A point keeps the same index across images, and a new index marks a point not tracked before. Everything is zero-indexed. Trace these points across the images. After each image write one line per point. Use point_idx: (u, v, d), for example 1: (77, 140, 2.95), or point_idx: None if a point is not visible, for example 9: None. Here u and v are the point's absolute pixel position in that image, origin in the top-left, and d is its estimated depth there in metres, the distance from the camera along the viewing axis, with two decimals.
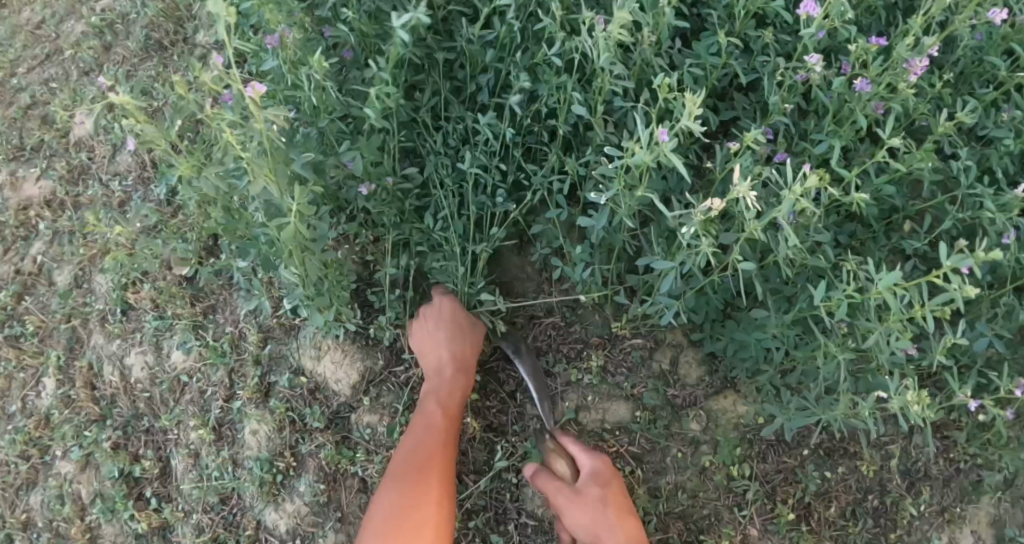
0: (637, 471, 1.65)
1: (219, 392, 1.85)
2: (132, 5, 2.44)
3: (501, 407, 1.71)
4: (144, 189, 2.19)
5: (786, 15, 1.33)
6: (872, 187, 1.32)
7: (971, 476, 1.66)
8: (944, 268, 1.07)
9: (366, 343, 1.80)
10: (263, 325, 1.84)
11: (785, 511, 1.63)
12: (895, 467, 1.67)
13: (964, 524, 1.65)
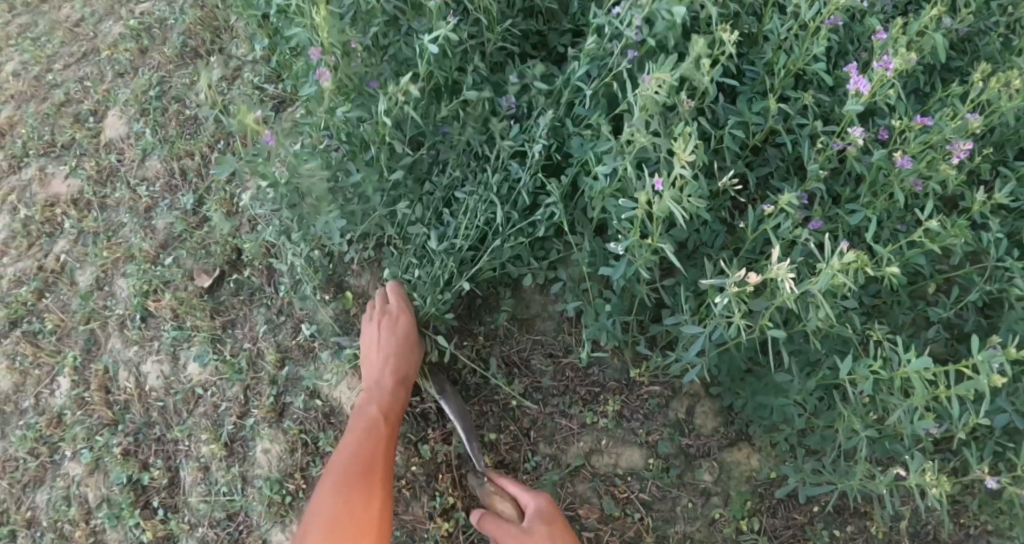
0: (646, 519, 1.64)
1: (232, 408, 1.88)
2: (170, 11, 2.46)
3: (514, 444, 1.71)
4: (171, 196, 2.19)
5: (828, 80, 1.33)
6: (903, 257, 1.32)
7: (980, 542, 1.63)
8: (975, 360, 1.13)
9: None
10: (281, 345, 1.90)
11: None
12: (904, 529, 1.63)
13: None
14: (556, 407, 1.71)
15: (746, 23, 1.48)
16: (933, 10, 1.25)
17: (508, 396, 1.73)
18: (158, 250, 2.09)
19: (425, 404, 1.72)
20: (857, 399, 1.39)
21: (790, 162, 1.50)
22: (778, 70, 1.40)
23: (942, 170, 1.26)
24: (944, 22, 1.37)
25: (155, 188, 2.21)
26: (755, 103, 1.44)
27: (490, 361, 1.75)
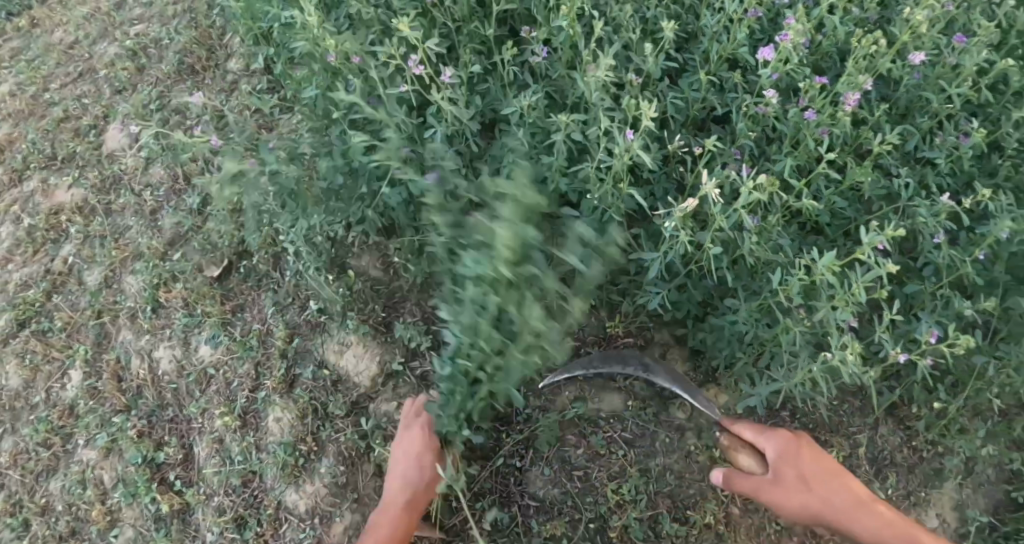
0: (628, 453, 1.82)
1: (245, 383, 2.05)
2: (165, 31, 2.63)
3: (506, 399, 1.91)
4: (177, 199, 2.34)
5: (750, 58, 1.58)
6: (825, 198, 1.61)
7: (933, 464, 1.91)
8: (867, 245, 1.38)
9: (384, 339, 2.02)
10: (291, 322, 2.07)
11: None
12: (863, 454, 1.90)
13: (929, 506, 1.91)
14: (542, 363, 1.92)
15: (686, 20, 1.76)
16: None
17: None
18: (168, 247, 2.26)
19: (425, 364, 1.97)
20: (796, 313, 1.64)
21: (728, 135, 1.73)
22: (708, 53, 1.66)
23: (842, 125, 1.52)
24: (851, 12, 1.66)
25: (160, 193, 2.37)
26: (694, 83, 1.69)
27: None
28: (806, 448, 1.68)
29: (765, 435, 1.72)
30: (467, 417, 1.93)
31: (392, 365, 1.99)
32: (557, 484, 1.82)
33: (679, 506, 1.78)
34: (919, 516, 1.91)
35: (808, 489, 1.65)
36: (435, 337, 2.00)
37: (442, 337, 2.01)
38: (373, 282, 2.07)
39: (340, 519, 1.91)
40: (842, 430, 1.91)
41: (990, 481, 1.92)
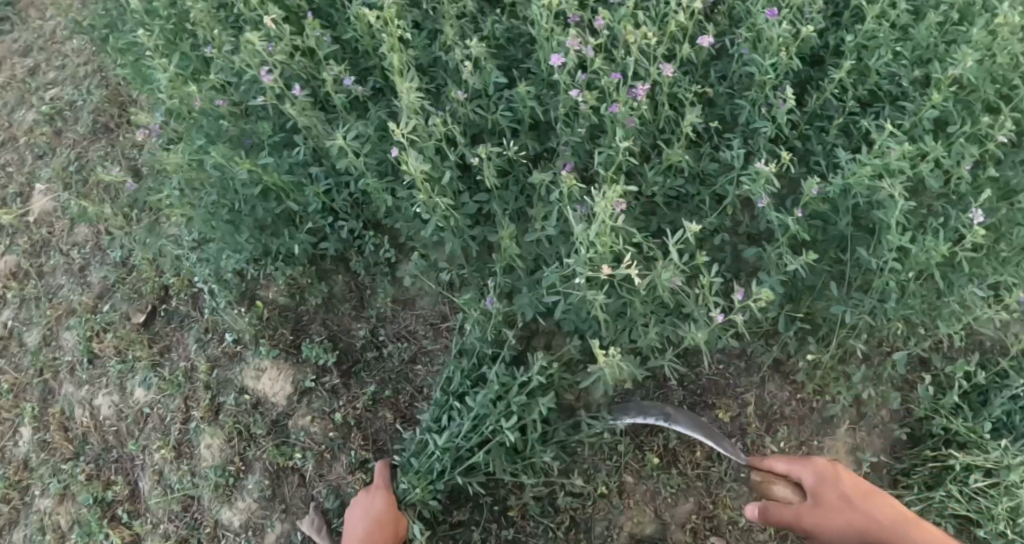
0: None
1: (177, 416, 2.21)
2: (77, 93, 2.74)
3: (411, 400, 2.12)
4: (101, 254, 2.47)
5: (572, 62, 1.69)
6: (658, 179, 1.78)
7: (822, 413, 2.03)
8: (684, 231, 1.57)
9: (296, 360, 2.17)
10: (211, 356, 2.22)
11: (651, 457, 1.93)
12: (752, 412, 2.02)
13: (823, 454, 2.03)
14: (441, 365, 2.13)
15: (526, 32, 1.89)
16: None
17: (397, 363, 2.15)
18: (96, 300, 2.39)
19: (333, 378, 2.13)
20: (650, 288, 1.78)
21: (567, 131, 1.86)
22: (537, 63, 1.82)
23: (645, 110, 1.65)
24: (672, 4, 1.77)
25: (86, 250, 2.50)
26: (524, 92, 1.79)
27: (384, 338, 2.17)
28: (838, 472, 1.73)
29: (798, 464, 1.78)
30: (376, 423, 2.11)
31: (305, 383, 2.13)
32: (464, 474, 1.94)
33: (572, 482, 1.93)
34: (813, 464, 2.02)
35: (847, 508, 1.69)
36: (343, 353, 2.17)
37: (349, 352, 2.18)
38: (284, 310, 2.21)
39: (271, 530, 2.09)
40: (729, 392, 2.04)
41: (880, 422, 2.07)
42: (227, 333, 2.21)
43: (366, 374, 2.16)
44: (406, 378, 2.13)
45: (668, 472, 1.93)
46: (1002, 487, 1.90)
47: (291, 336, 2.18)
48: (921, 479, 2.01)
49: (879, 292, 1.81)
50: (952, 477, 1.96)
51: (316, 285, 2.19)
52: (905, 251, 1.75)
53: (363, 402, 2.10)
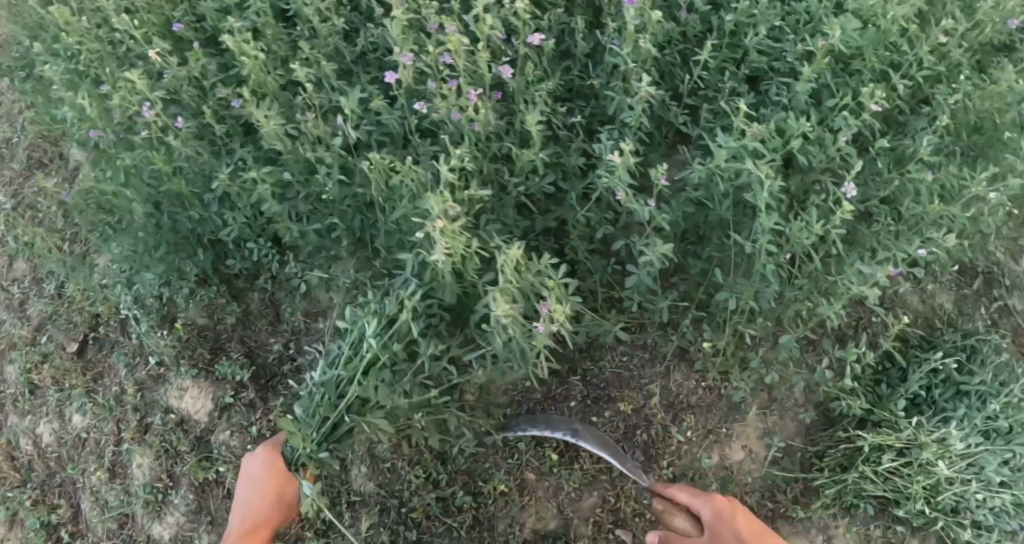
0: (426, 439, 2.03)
1: (110, 439, 2.29)
2: (11, 129, 2.82)
3: None
4: (38, 286, 2.56)
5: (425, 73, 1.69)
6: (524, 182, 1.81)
7: (728, 400, 2.02)
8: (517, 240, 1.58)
9: (215, 379, 2.25)
10: (137, 379, 2.30)
11: (549, 453, 1.97)
12: (656, 403, 2.01)
13: (732, 441, 2.01)
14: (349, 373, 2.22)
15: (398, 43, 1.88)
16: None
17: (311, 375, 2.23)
18: (35, 332, 2.45)
19: (250, 394, 2.23)
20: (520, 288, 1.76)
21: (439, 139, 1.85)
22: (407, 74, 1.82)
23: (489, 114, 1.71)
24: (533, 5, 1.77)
25: (24, 283, 2.58)
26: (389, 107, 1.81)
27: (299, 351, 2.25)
28: (734, 510, 1.75)
29: (698, 498, 1.80)
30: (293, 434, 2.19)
31: (225, 399, 2.23)
32: (373, 478, 2.04)
33: (475, 481, 1.99)
34: (722, 452, 2.00)
35: None
36: (259, 368, 2.25)
37: (266, 367, 2.26)
38: (204, 330, 2.28)
39: (200, 541, 2.19)
40: (633, 384, 2.03)
41: (791, 405, 2.06)
42: (150, 356, 2.29)
43: (284, 387, 2.25)
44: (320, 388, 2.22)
45: (568, 468, 1.96)
46: (912, 464, 1.90)
47: (209, 355, 2.26)
48: (832, 462, 1.98)
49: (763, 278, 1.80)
50: (864, 459, 1.93)
51: (230, 305, 2.25)
52: (780, 234, 1.74)
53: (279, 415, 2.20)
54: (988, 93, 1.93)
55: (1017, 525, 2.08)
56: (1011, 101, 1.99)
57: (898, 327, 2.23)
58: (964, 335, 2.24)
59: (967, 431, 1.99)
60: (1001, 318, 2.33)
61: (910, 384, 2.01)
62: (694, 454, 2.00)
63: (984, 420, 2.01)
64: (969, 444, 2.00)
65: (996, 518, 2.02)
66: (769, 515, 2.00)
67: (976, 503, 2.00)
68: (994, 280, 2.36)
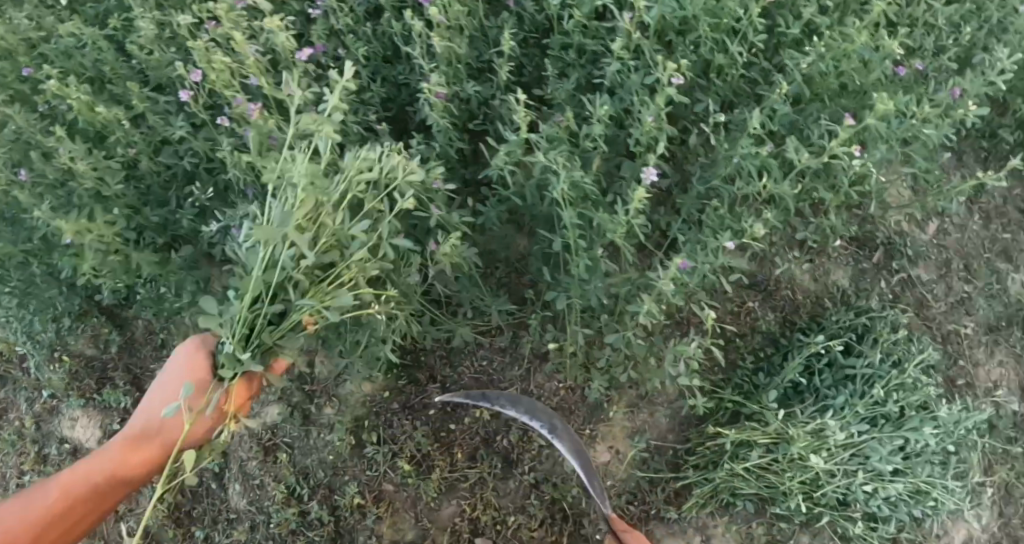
0: (290, 454, 2.03)
1: (13, 472, 2.36)
2: None
3: None
4: None
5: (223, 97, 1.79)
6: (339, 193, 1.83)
7: (591, 400, 1.95)
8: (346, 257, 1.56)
9: (102, 407, 2.30)
10: (32, 411, 2.35)
11: (403, 462, 1.94)
12: (516, 407, 1.95)
13: (597, 442, 1.93)
14: None
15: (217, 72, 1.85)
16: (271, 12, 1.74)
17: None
18: None
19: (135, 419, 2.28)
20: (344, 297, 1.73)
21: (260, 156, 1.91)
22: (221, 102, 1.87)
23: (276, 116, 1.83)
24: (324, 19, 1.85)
25: None
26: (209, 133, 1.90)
27: None
28: None
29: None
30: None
31: (112, 425, 2.28)
32: (246, 496, 2.08)
33: (336, 495, 1.98)
34: (587, 454, 1.93)
35: None
36: (142, 394, 2.29)
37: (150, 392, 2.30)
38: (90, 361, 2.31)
39: None
40: (492, 388, 1.98)
41: (665, 401, 1.95)
42: (42, 389, 2.33)
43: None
44: None
45: (425, 478, 1.93)
46: (784, 460, 1.78)
47: (95, 384, 2.30)
48: (702, 460, 1.87)
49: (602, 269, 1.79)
50: (733, 457, 1.81)
51: (109, 334, 2.28)
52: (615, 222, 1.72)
53: None
54: (839, 56, 1.81)
55: (916, 513, 1.96)
56: (869, 62, 1.87)
57: (784, 309, 2.12)
58: (857, 312, 2.12)
59: (848, 419, 1.85)
60: (902, 291, 2.21)
61: (783, 372, 1.90)
62: (557, 459, 1.91)
63: (868, 405, 1.88)
64: (851, 434, 1.86)
65: (888, 508, 1.89)
66: (640, 520, 1.91)
67: (864, 495, 1.87)
68: (894, 251, 2.23)
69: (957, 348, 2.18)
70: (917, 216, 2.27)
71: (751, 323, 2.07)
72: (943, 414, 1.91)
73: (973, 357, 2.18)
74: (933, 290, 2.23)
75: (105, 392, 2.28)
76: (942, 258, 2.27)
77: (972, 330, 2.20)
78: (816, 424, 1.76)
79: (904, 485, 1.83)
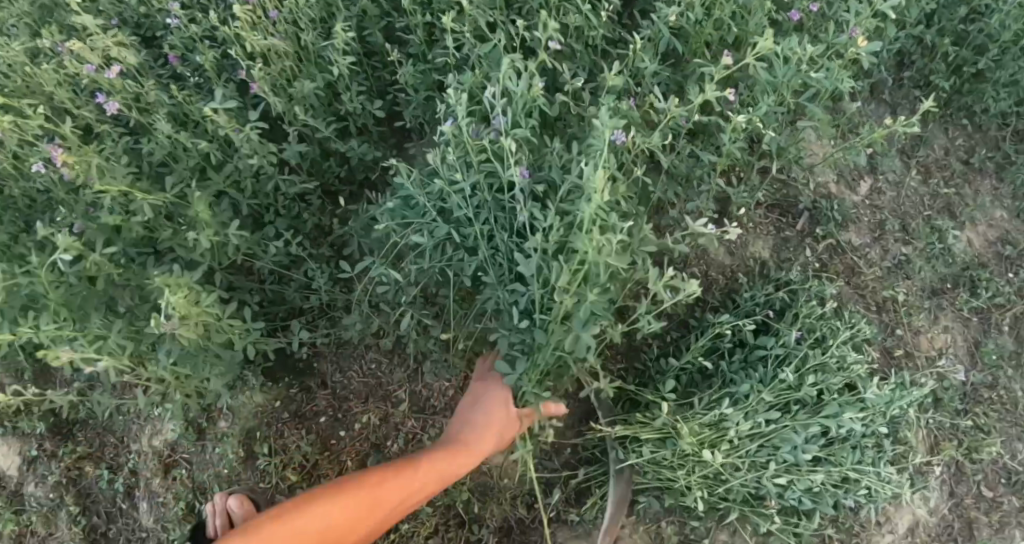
0: (186, 471, 1.96)
1: None
2: None
3: (116, 450, 2.04)
4: None
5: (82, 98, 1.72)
6: (216, 193, 1.85)
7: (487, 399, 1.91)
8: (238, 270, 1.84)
9: (19, 432, 2.07)
10: None
11: (290, 475, 1.91)
12: (403, 411, 1.97)
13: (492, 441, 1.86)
14: (138, 408, 1.99)
15: (79, 85, 1.77)
16: (90, 21, 1.67)
17: (105, 417, 2.05)
18: None
19: (47, 443, 2.05)
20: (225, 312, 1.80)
21: (135, 162, 1.81)
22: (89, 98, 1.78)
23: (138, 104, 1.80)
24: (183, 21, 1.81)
25: None
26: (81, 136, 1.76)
27: (94, 388, 2.05)
28: None
29: None
30: (88, 479, 2.05)
31: (30, 451, 2.06)
32: (153, 514, 1.99)
33: None
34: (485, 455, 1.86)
35: None
36: (58, 417, 2.07)
37: (64, 415, 2.08)
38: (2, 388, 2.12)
39: None
40: (383, 392, 1.98)
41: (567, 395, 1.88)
42: None
43: (86, 431, 2.08)
44: (122, 427, 2.03)
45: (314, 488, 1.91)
46: (674, 456, 1.65)
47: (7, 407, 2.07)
48: (594, 456, 1.82)
49: (506, 245, 1.83)
50: (623, 454, 1.72)
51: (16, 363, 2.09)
52: (500, 201, 1.78)
53: (74, 460, 2.04)
54: (712, 4, 1.69)
55: (848, 502, 1.79)
56: (751, 9, 1.74)
57: (696, 288, 1.99)
58: (777, 285, 1.94)
59: (753, 408, 1.67)
60: (832, 259, 2.04)
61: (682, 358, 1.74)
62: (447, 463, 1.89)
63: (777, 391, 1.69)
64: (759, 423, 1.68)
65: (809, 501, 1.73)
66: (541, 524, 1.85)
67: (778, 488, 1.72)
68: (821, 216, 2.05)
69: (896, 317, 1.99)
70: (845, 176, 2.11)
71: (657, 305, 1.94)
72: (869, 396, 1.72)
73: (914, 324, 2.00)
74: (867, 254, 2.05)
75: (18, 416, 2.05)
76: (877, 219, 2.10)
77: (911, 295, 2.02)
78: (709, 416, 1.62)
79: (821, 475, 1.68)
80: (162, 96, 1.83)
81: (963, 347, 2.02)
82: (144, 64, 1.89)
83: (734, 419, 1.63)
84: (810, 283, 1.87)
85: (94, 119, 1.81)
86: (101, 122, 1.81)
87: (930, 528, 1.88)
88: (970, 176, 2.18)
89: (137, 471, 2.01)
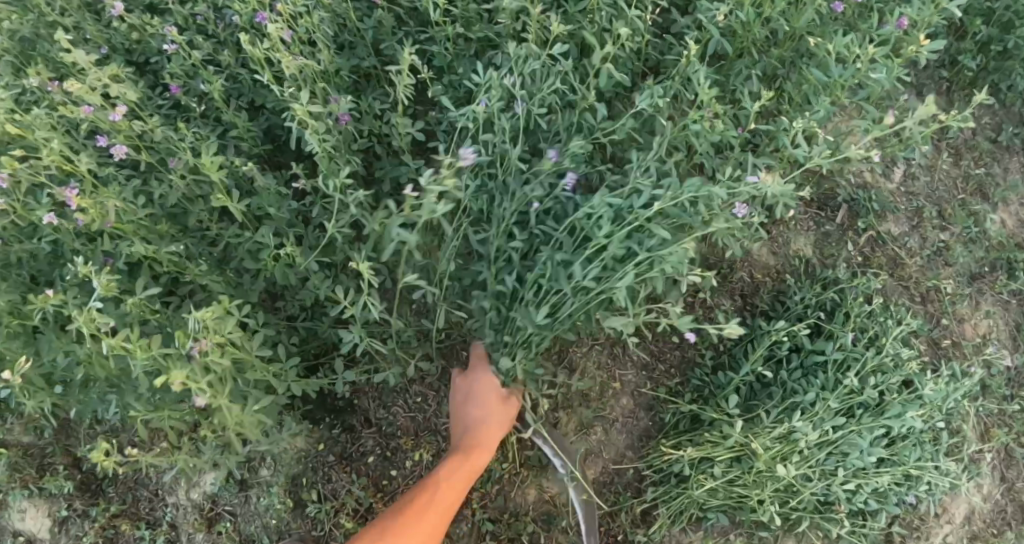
0: (232, 524, 1.91)
1: None
2: None
3: (151, 504, 1.99)
4: None
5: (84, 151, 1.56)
6: (241, 232, 1.76)
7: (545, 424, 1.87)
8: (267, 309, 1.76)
9: (46, 493, 1.99)
10: None
11: (343, 522, 1.87)
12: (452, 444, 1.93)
13: (550, 471, 1.85)
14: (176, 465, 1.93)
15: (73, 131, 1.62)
16: (88, 59, 1.53)
17: (134, 472, 1.99)
18: None
19: (77, 503, 1.99)
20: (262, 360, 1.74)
21: (148, 208, 1.70)
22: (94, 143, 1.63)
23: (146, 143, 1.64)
24: (185, 49, 1.70)
25: None
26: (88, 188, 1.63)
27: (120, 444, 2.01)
28: None
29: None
30: (124, 538, 1.98)
31: (61, 513, 1.99)
32: None
33: None
34: (545, 484, 1.84)
35: None
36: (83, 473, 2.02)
37: (92, 473, 2.03)
38: (23, 449, 1.99)
39: None
40: (430, 427, 1.94)
41: (625, 413, 1.87)
42: None
43: (115, 487, 2.01)
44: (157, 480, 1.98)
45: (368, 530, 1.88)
46: (748, 474, 1.65)
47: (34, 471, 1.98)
48: (661, 475, 1.77)
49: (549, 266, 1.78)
50: (692, 472, 1.70)
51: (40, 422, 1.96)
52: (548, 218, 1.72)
53: (107, 518, 1.97)
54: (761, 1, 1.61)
55: (909, 499, 1.79)
56: (799, 4, 1.66)
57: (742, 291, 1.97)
58: (823, 284, 1.91)
59: (820, 416, 1.65)
60: (873, 251, 2.01)
61: (742, 370, 1.70)
62: (507, 494, 1.84)
63: (842, 396, 1.68)
64: (827, 431, 1.66)
65: (876, 503, 1.73)
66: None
67: (847, 492, 1.72)
68: (858, 208, 2.02)
69: (939, 307, 1.99)
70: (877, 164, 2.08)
71: (707, 315, 1.90)
72: (928, 393, 1.71)
73: (958, 313, 2.00)
74: (906, 244, 2.03)
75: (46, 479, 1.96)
76: (914, 207, 2.07)
77: (953, 283, 2.01)
78: (778, 429, 1.60)
79: (889, 478, 1.67)
80: (169, 132, 1.71)
81: (1004, 330, 2.03)
82: (143, 98, 1.77)
83: (802, 429, 1.62)
84: (860, 280, 1.83)
85: (97, 165, 1.67)
86: (108, 168, 1.68)
87: (983, 514, 1.92)
88: (998, 154, 2.16)
89: (176, 525, 1.96)
